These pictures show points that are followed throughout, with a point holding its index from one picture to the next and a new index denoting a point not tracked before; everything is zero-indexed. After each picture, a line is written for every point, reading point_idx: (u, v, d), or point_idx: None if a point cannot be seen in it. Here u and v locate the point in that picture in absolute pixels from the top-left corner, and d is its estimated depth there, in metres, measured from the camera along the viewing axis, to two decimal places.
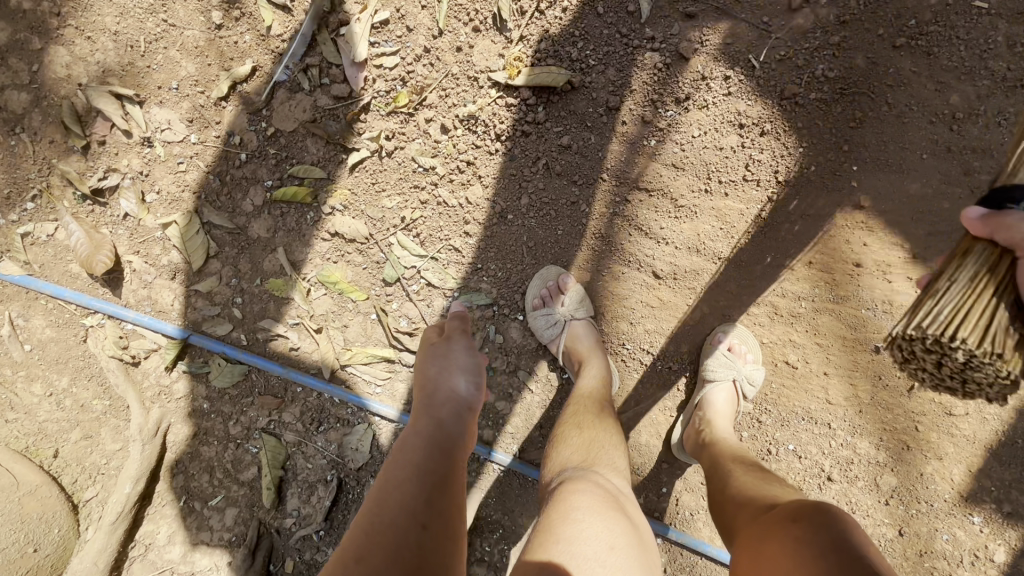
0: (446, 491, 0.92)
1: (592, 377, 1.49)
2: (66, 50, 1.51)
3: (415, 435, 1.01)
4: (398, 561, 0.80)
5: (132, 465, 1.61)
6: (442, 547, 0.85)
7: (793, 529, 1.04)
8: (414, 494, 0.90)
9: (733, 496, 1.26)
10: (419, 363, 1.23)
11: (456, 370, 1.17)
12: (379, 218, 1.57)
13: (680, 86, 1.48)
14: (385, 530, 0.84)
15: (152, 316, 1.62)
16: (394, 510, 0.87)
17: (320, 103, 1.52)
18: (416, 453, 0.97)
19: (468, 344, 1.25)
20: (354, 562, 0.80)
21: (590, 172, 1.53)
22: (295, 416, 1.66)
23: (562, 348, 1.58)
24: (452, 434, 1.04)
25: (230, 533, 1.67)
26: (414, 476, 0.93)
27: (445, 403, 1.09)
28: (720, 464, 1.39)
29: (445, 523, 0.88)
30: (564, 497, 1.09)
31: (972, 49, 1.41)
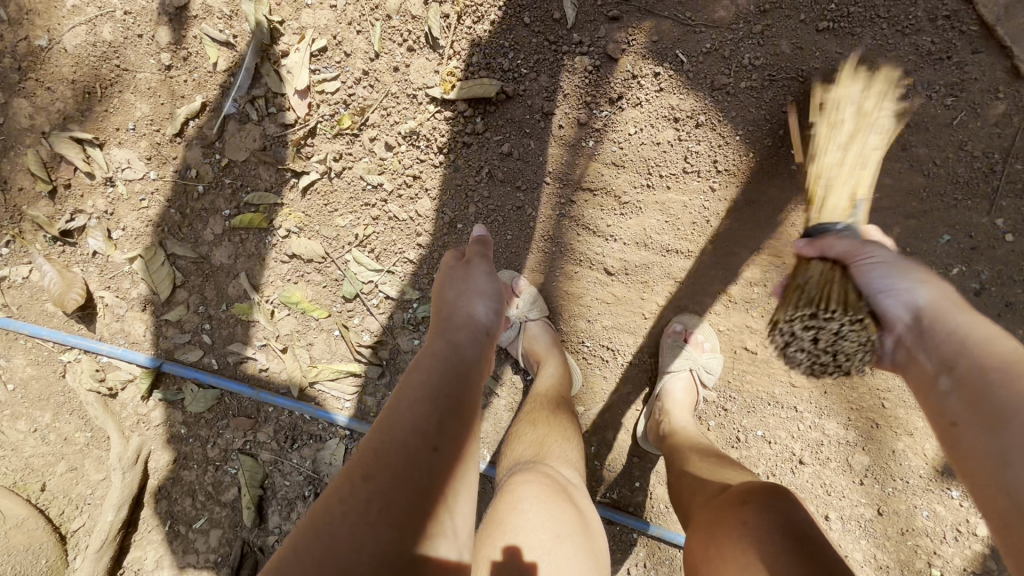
0: (461, 416, 0.89)
1: (550, 375, 1.51)
2: (29, 101, 1.59)
3: (432, 353, 0.94)
4: (407, 483, 0.80)
5: (115, 493, 1.66)
6: (451, 471, 0.86)
7: (740, 511, 1.04)
8: (428, 416, 0.85)
9: (689, 483, 1.27)
10: (439, 284, 1.16)
11: (477, 293, 1.10)
12: (334, 237, 1.62)
13: (612, 86, 1.51)
14: (393, 450, 0.82)
15: (126, 348, 1.68)
16: (405, 430, 0.83)
17: (269, 132, 1.58)
18: (431, 372, 0.91)
19: (488, 270, 1.19)
20: (361, 479, 0.79)
21: (534, 177, 1.57)
22: (269, 434, 1.71)
23: (521, 349, 1.61)
24: (470, 357, 0.97)
25: (216, 554, 1.72)
26: (429, 397, 0.87)
27: (464, 326, 1.01)
28: (676, 452, 1.40)
29: (456, 446, 0.87)
30: (511, 491, 1.12)
31: (894, 27, 1.43)
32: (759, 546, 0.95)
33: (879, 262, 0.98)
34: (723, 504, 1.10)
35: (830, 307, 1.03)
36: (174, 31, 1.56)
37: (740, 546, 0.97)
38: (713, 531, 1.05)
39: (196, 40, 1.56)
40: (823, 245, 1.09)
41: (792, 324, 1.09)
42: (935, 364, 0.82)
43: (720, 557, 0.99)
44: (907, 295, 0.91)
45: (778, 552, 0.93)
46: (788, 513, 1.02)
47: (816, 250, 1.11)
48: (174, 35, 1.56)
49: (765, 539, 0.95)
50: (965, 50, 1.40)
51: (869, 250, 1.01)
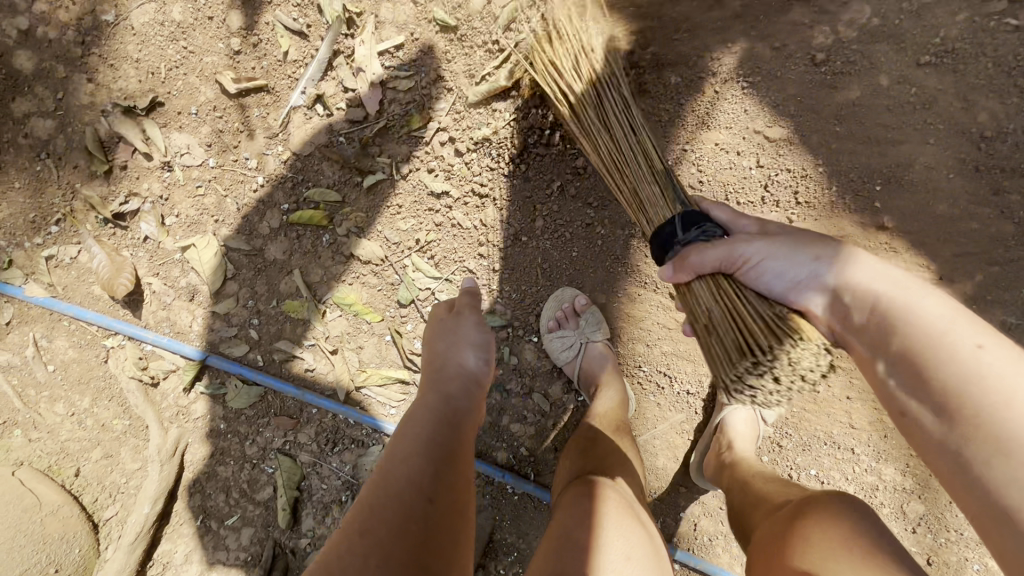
0: (454, 467, 0.92)
1: (608, 401, 1.46)
2: (91, 78, 1.54)
3: (424, 407, 1.00)
4: (404, 534, 0.81)
5: (151, 486, 1.62)
6: (446, 523, 0.85)
7: (806, 519, 0.98)
8: (421, 469, 0.88)
9: (755, 503, 1.22)
10: (429, 338, 1.19)
11: (465, 345, 1.13)
12: (395, 240, 1.57)
13: (699, 106, 1.46)
14: (388, 505, 0.84)
15: (170, 337, 1.64)
16: (400, 482, 0.86)
17: (336, 127, 1.53)
18: (423, 425, 0.96)
19: (479, 317, 1.20)
20: (358, 535, 0.81)
21: (606, 194, 1.52)
22: (310, 436, 1.67)
23: (578, 370, 1.56)
24: (460, 407, 1.03)
25: (246, 553, 1.69)
26: (422, 448, 0.92)
27: (454, 375, 1.07)
28: (740, 473, 1.36)
29: (451, 497, 0.88)
30: (579, 501, 1.09)
31: (999, 66, 1.36)
32: (830, 551, 0.87)
33: (761, 263, 1.08)
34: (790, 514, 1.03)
35: (763, 344, 1.04)
36: (247, 16, 1.51)
37: (808, 549, 0.89)
38: (779, 536, 0.99)
39: (268, 27, 1.51)
40: (691, 264, 1.12)
41: (745, 375, 1.05)
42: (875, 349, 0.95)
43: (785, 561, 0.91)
44: (810, 279, 1.04)
45: (851, 554, 0.86)
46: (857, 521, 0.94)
47: (684, 270, 1.13)
48: (246, 20, 1.51)
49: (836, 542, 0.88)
50: None
51: (736, 251, 1.08)
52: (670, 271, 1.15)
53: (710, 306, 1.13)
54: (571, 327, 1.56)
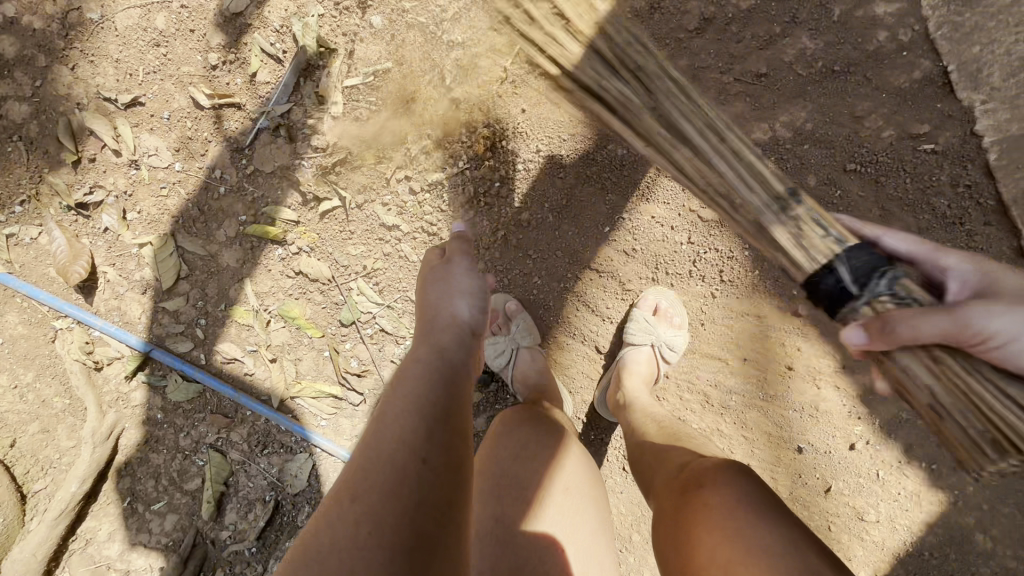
0: (450, 424, 0.90)
1: (535, 386, 1.53)
2: (70, 71, 1.60)
3: (416, 362, 0.97)
4: (396, 502, 0.79)
5: (82, 465, 1.69)
6: (444, 484, 0.83)
7: (696, 500, 1.01)
8: (413, 428, 0.86)
9: (653, 459, 1.24)
10: (421, 287, 1.17)
11: (459, 293, 1.12)
12: (343, 263, 1.65)
13: (642, 179, 1.55)
14: (380, 468, 0.82)
15: (119, 326, 1.71)
16: (393, 444, 0.84)
17: (300, 151, 1.59)
18: (416, 382, 0.93)
19: (470, 265, 1.19)
20: (348, 501, 0.79)
21: (545, 247, 1.61)
22: (242, 436, 1.76)
23: (509, 375, 1.64)
24: (456, 361, 1.01)
25: (168, 538, 1.77)
26: (413, 407, 0.89)
27: (448, 329, 1.05)
28: (632, 439, 1.37)
29: (448, 455, 0.86)
30: (512, 465, 1.20)
31: (916, 183, 1.45)
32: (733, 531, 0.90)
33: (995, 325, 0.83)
34: (679, 489, 1.08)
35: None
36: (227, 34, 1.57)
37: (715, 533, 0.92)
38: (674, 517, 1.02)
39: (247, 47, 1.57)
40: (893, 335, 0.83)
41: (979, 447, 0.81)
42: None
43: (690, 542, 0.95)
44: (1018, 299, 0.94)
45: (744, 532, 0.90)
46: (739, 490, 0.99)
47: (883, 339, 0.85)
48: (226, 37, 1.57)
49: (727, 525, 0.92)
50: (979, 219, 1.42)
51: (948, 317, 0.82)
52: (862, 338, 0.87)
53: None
54: (501, 332, 1.67)
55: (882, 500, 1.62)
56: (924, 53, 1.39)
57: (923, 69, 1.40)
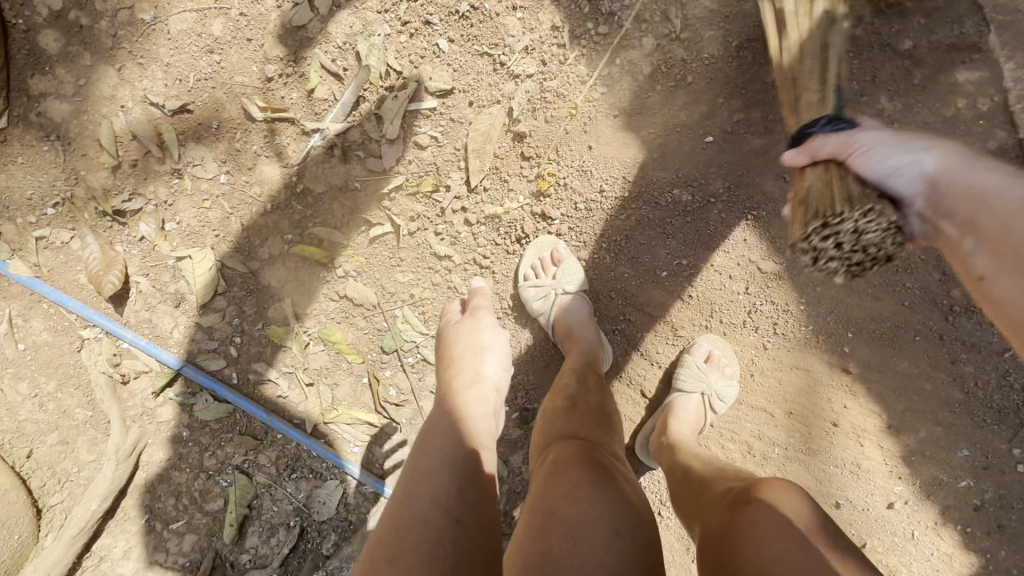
0: (471, 487, 1.00)
1: (578, 356, 1.44)
2: (116, 72, 1.52)
3: (440, 431, 1.11)
4: (432, 559, 0.86)
5: (103, 483, 1.64)
6: (476, 539, 0.92)
7: (743, 511, 0.95)
8: (445, 490, 0.98)
9: (698, 482, 1.19)
10: (446, 348, 1.37)
11: (479, 354, 1.33)
12: (390, 291, 1.61)
13: (705, 225, 1.51)
14: (416, 529, 0.91)
15: (149, 340, 1.64)
16: (426, 507, 0.95)
17: (354, 173, 1.54)
18: (440, 449, 1.06)
19: (491, 323, 1.41)
20: (387, 562, 0.86)
21: (600, 289, 1.60)
22: (270, 458, 1.70)
23: (550, 322, 1.54)
24: (476, 427, 1.15)
25: (185, 558, 1.71)
26: (442, 471, 1.01)
27: (466, 397, 1.21)
28: (675, 470, 1.31)
29: (476, 514, 0.96)
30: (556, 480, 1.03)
31: None
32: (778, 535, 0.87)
33: None
34: (725, 503, 1.02)
35: None
36: (287, 46, 1.51)
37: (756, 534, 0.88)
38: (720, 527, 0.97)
39: (306, 61, 1.51)
40: None
41: None
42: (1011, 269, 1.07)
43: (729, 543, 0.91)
44: (911, 171, 1.21)
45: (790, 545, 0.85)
46: (792, 504, 0.93)
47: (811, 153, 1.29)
48: (285, 50, 1.51)
49: (778, 536, 0.86)
50: None
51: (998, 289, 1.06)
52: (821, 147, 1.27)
53: (826, 182, 1.24)
54: (547, 277, 1.53)
55: (919, 562, 1.59)
56: (1001, 123, 1.34)
57: (999, 140, 1.34)
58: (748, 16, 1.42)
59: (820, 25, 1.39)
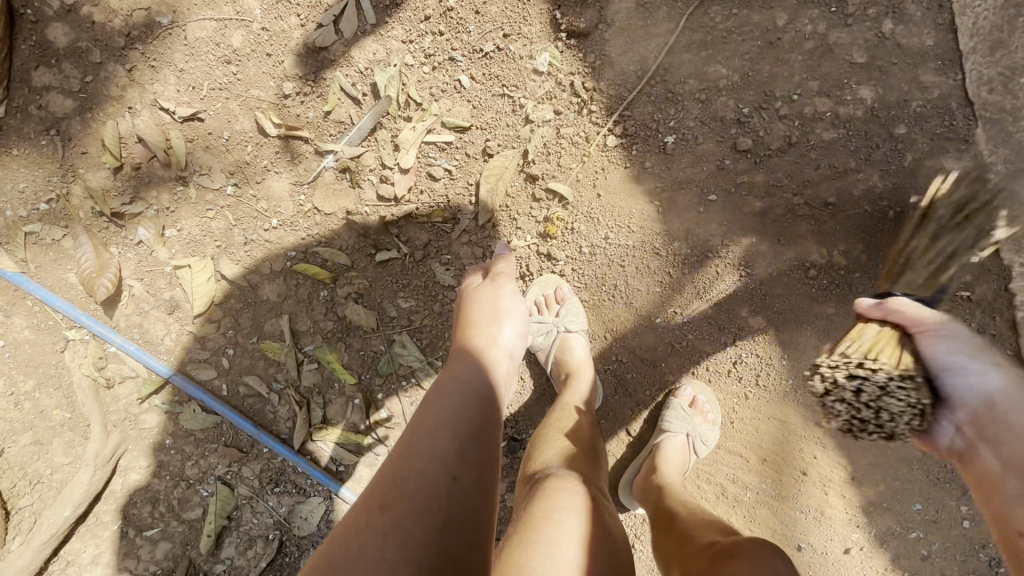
0: (473, 447, 0.95)
1: (578, 394, 1.48)
2: (127, 73, 1.50)
3: (455, 381, 1.04)
4: (425, 513, 0.84)
5: (80, 489, 1.61)
6: (469, 501, 0.89)
7: (730, 563, 0.99)
8: (446, 443, 0.93)
9: (682, 534, 1.23)
10: (467, 305, 1.30)
11: (498, 318, 1.25)
12: (390, 315, 1.63)
13: (701, 279, 1.58)
14: (413, 478, 0.87)
15: (139, 345, 1.61)
16: (425, 457, 0.90)
17: (365, 197, 1.56)
18: (452, 399, 1.01)
19: (514, 288, 1.33)
20: (378, 509, 0.84)
21: (595, 329, 1.66)
22: (254, 471, 1.70)
23: (551, 357, 1.58)
24: (491, 381, 1.09)
25: (157, 566, 1.69)
26: (449, 423, 0.96)
27: (483, 356, 1.14)
28: (662, 518, 1.35)
29: (476, 475, 0.92)
30: (541, 505, 1.09)
31: (948, 326, 1.50)
32: None
33: None
34: (708, 554, 1.07)
35: None
36: (308, 67, 1.53)
37: None
38: None
39: (326, 82, 1.54)
40: None
41: None
42: (1003, 465, 0.99)
43: None
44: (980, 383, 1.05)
45: None
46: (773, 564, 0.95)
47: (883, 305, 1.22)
48: (306, 69, 1.53)
49: None
50: None
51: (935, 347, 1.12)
52: (870, 300, 1.24)
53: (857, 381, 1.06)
54: (550, 314, 1.57)
55: None
56: None
57: None
58: (760, 79, 1.46)
59: (825, 101, 1.46)
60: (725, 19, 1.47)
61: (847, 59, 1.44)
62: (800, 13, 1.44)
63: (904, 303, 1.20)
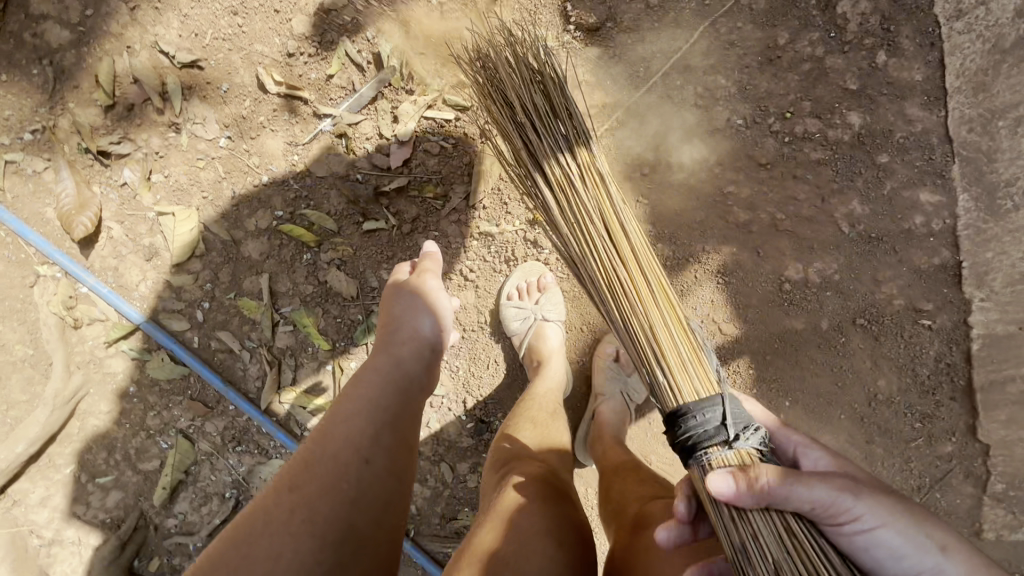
0: (385, 436, 1.01)
1: (548, 382, 1.50)
2: (129, 11, 1.49)
3: (375, 371, 1.08)
4: (333, 492, 0.92)
5: (35, 427, 1.58)
6: (378, 481, 0.97)
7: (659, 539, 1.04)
8: (360, 429, 0.99)
9: (616, 497, 1.27)
10: (387, 297, 1.22)
11: (421, 309, 1.19)
12: (372, 285, 1.63)
13: (679, 282, 1.65)
14: (324, 462, 0.94)
15: (111, 289, 1.59)
16: (339, 443, 0.97)
17: (359, 165, 1.56)
18: (370, 389, 1.05)
19: (438, 285, 1.24)
20: (288, 489, 0.92)
21: (574, 321, 1.68)
22: (217, 428, 1.68)
23: (525, 343, 1.58)
24: (410, 374, 1.11)
25: (107, 515, 1.68)
26: (365, 411, 1.02)
27: (405, 343, 1.14)
28: (602, 479, 1.39)
29: (387, 459, 0.99)
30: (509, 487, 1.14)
31: (907, 350, 1.59)
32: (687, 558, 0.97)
33: None
34: (630, 526, 1.14)
35: None
36: (315, 27, 1.52)
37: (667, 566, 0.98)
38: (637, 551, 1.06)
39: (332, 46, 1.54)
40: None
41: None
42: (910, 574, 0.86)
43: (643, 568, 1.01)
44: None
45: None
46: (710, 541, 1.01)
47: (747, 487, 0.82)
48: (312, 28, 1.52)
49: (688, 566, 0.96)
50: (948, 394, 1.58)
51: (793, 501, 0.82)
52: (727, 489, 0.82)
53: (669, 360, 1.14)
54: (529, 301, 1.57)
55: None
56: (948, 244, 1.52)
57: (941, 258, 1.52)
58: (756, 94, 1.51)
59: (815, 123, 1.51)
60: (729, 32, 1.51)
61: (841, 85, 1.48)
62: (802, 35, 1.48)
63: (801, 495, 0.81)
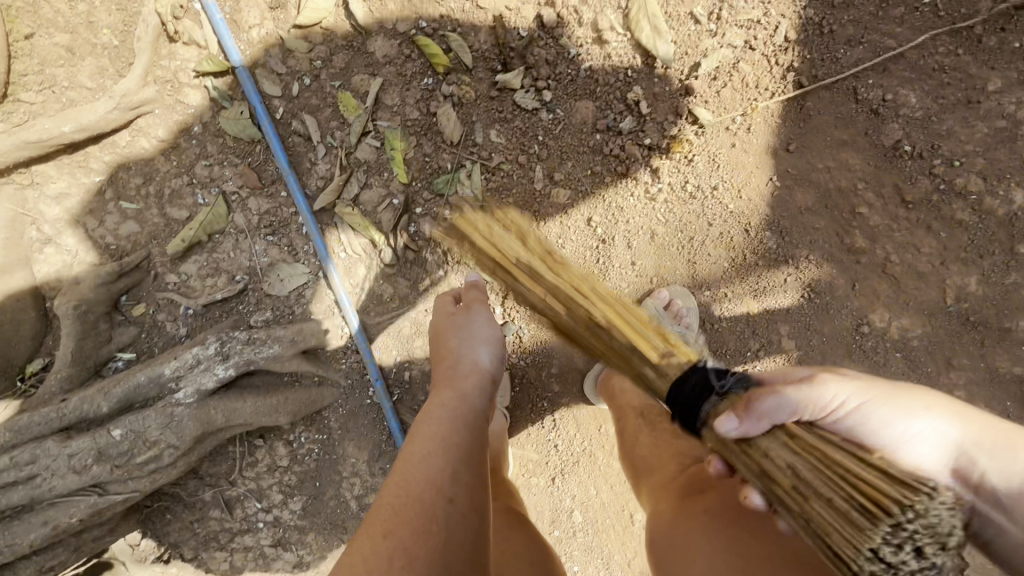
0: (465, 467, 0.95)
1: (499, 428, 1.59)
2: None
3: (441, 409, 1.03)
4: (425, 535, 0.85)
5: (88, 115, 1.44)
6: (465, 521, 0.89)
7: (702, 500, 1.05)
8: (439, 467, 0.92)
9: (643, 464, 1.27)
10: (439, 333, 1.25)
11: (478, 342, 1.21)
12: (475, 139, 1.55)
13: (767, 281, 1.55)
14: (409, 503, 0.88)
15: (222, 18, 1.50)
16: (419, 483, 0.91)
17: (525, 13, 1.49)
18: (440, 426, 1.00)
19: (487, 314, 1.28)
20: (381, 537, 0.84)
21: (647, 268, 1.62)
22: (258, 208, 1.59)
23: None
24: (476, 408, 1.07)
25: (113, 241, 1.58)
26: (438, 448, 0.96)
27: (468, 377, 1.12)
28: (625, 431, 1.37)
29: (469, 495, 0.92)
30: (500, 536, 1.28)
31: None
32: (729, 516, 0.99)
33: None
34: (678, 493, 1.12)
35: None
36: None
37: (709, 525, 0.99)
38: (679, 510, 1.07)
39: None
40: None
41: None
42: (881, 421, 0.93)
43: (687, 530, 1.02)
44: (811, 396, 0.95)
45: (741, 532, 0.96)
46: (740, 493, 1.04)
47: (749, 416, 0.85)
48: None
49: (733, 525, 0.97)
50: None
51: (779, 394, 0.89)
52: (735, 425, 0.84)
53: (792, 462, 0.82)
54: None
55: None
56: None
57: None
58: (937, 129, 1.43)
59: (979, 183, 1.42)
60: (945, 54, 1.42)
61: None
62: (1015, 90, 1.39)
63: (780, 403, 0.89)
